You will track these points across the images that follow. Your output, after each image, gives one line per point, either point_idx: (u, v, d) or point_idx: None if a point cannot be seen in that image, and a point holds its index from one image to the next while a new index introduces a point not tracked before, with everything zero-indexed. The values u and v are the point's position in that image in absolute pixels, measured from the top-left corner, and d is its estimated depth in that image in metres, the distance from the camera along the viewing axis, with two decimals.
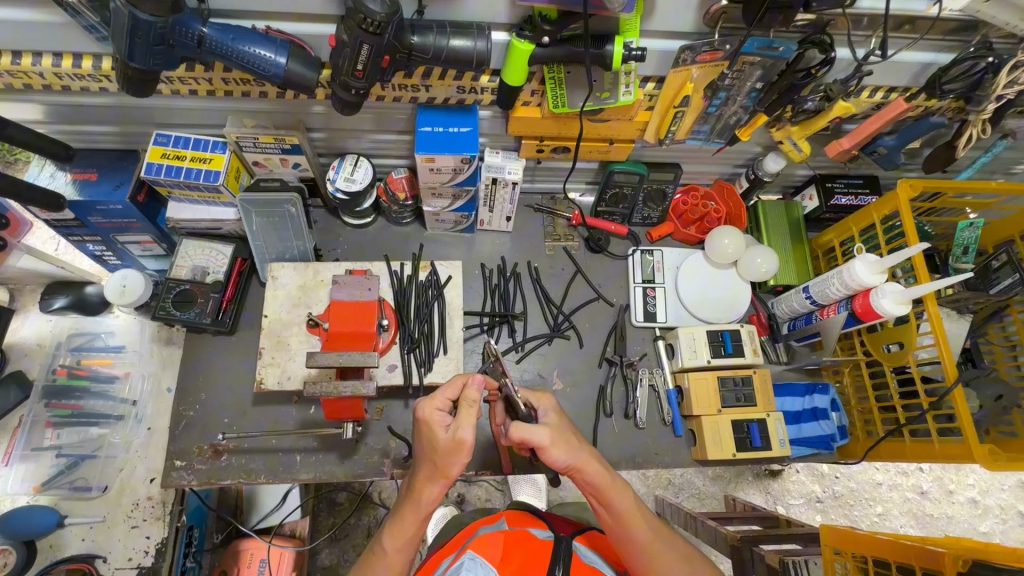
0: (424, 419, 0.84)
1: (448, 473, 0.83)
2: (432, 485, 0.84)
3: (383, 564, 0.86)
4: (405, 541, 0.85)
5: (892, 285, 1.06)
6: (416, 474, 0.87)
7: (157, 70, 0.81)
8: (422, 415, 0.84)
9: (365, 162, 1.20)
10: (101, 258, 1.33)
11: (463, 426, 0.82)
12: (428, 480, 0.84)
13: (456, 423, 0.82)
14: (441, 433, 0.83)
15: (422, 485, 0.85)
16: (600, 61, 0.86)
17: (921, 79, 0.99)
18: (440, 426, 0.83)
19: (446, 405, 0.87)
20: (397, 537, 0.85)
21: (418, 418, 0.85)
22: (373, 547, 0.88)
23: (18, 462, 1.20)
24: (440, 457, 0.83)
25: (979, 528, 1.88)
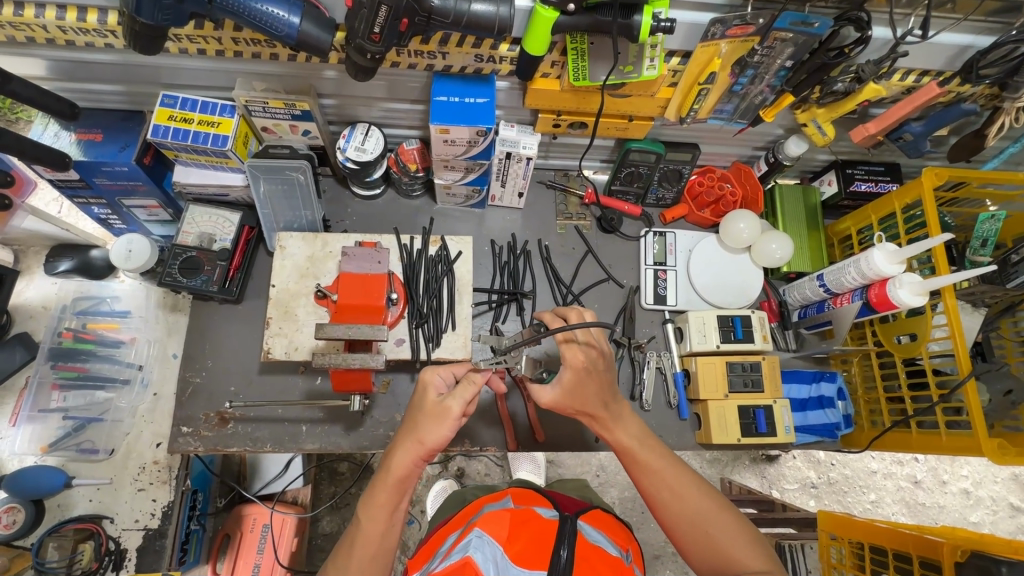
0: (423, 382, 0.88)
1: (426, 442, 0.85)
2: (406, 451, 0.85)
3: (364, 529, 0.85)
4: (380, 504, 0.85)
5: (910, 275, 1.04)
6: (397, 440, 0.88)
7: (166, 26, 0.78)
8: (422, 377, 0.89)
9: (376, 132, 1.17)
10: (106, 221, 1.31)
11: (455, 399, 0.85)
12: (400, 451, 0.86)
13: (450, 393, 0.86)
14: (433, 396, 0.87)
15: (397, 451, 0.86)
16: (627, 32, 0.82)
17: (957, 62, 0.95)
18: (434, 390, 0.88)
19: (449, 376, 0.91)
20: (370, 502, 0.85)
21: (419, 379, 0.89)
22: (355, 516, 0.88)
23: (25, 423, 1.20)
24: (429, 421, 0.85)
25: (969, 518, 1.91)
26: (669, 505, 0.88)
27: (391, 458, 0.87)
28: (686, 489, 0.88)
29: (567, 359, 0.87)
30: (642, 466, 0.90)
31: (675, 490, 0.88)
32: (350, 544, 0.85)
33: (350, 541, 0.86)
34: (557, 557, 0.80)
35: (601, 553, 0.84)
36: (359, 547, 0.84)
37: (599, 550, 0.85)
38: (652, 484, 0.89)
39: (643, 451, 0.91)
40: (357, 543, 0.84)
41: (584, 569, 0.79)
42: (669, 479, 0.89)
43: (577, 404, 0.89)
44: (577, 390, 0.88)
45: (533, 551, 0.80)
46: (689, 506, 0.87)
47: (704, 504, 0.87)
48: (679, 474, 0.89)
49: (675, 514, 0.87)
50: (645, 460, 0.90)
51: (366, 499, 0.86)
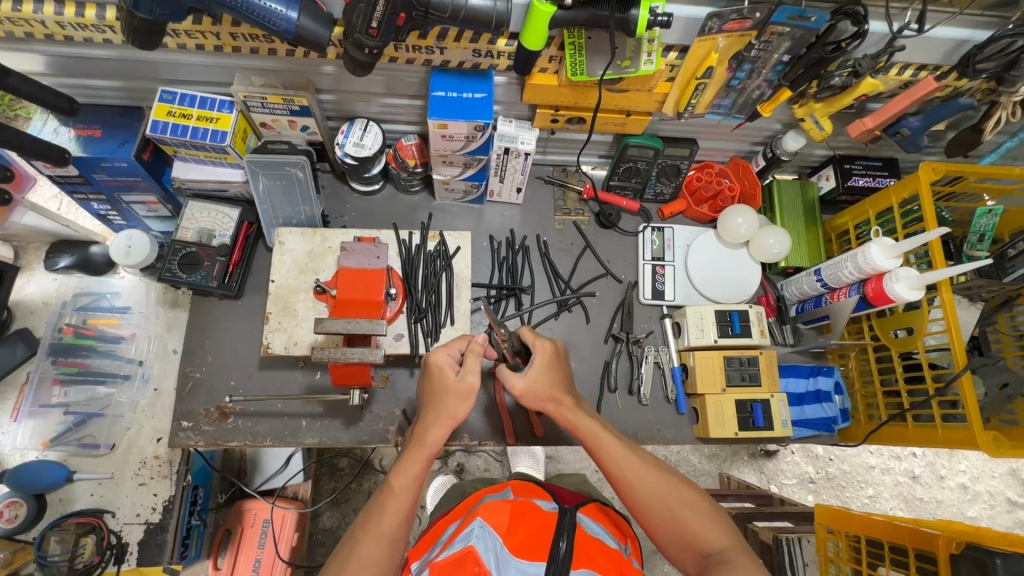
0: (436, 362, 0.92)
1: (455, 418, 0.89)
2: (438, 422, 0.89)
3: (395, 501, 0.83)
4: (413, 476, 0.85)
5: (906, 269, 1.04)
6: (423, 418, 0.91)
7: (164, 21, 0.78)
8: (435, 358, 0.93)
9: (374, 127, 1.17)
10: (105, 217, 1.31)
11: (468, 372, 0.91)
12: (432, 425, 0.89)
13: (465, 368, 0.91)
14: (452, 375, 0.91)
15: (429, 426, 0.89)
16: (624, 26, 0.82)
17: (954, 57, 0.95)
18: (451, 369, 0.92)
19: (455, 354, 0.96)
20: (404, 473, 0.85)
21: (430, 361, 0.93)
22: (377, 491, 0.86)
23: (26, 418, 1.21)
24: (453, 399, 0.89)
25: (966, 512, 1.91)
26: (632, 495, 0.87)
27: (421, 433, 0.89)
28: (646, 469, 0.88)
29: (537, 347, 0.97)
30: (602, 456, 0.90)
31: (637, 479, 0.87)
32: (378, 516, 0.82)
33: (378, 506, 0.83)
34: (556, 548, 0.81)
35: (599, 545, 0.85)
36: (393, 517, 0.82)
37: (598, 543, 0.86)
38: (614, 473, 0.89)
39: (599, 441, 0.91)
40: (388, 514, 0.82)
41: (582, 561, 0.80)
42: (628, 469, 0.88)
43: (546, 388, 0.95)
44: (546, 377, 0.95)
45: (532, 543, 0.81)
46: (652, 494, 0.86)
47: (666, 488, 0.87)
48: (638, 462, 0.89)
49: (638, 502, 0.87)
50: (603, 449, 0.90)
51: (395, 472, 0.86)
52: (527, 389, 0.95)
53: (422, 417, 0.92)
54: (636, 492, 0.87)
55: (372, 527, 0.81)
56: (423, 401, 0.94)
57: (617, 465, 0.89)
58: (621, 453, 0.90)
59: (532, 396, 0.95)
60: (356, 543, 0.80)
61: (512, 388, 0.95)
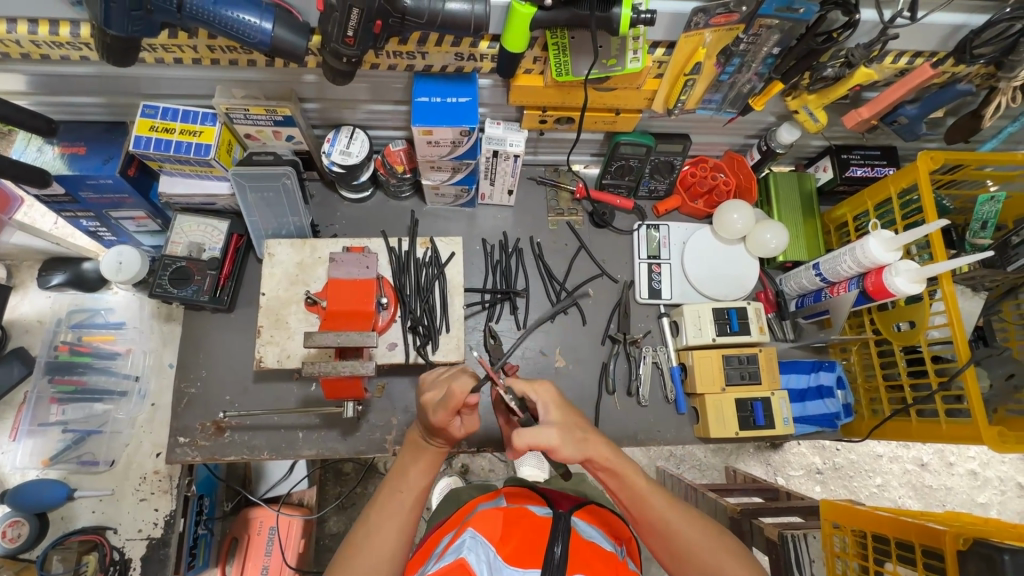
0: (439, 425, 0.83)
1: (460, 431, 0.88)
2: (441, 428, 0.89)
3: (411, 497, 0.86)
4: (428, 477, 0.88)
5: (906, 262, 1.02)
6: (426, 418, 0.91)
7: (138, 38, 0.77)
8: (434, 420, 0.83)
9: (361, 134, 1.16)
10: (96, 233, 1.30)
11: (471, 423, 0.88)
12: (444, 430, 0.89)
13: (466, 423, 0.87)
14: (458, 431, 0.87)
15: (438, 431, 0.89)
16: (606, 25, 0.80)
17: (950, 43, 0.93)
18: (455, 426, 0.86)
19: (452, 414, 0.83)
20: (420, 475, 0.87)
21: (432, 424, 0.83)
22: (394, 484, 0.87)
23: (26, 437, 1.21)
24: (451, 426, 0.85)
25: (977, 499, 1.89)
26: (671, 549, 0.85)
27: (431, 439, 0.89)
28: (680, 522, 0.86)
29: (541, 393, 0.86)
30: (640, 511, 0.87)
31: (682, 537, 0.85)
32: (392, 513, 0.84)
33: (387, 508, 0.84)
34: (550, 553, 0.80)
35: (594, 548, 0.84)
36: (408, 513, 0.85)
37: (593, 546, 0.85)
38: (655, 530, 0.86)
39: (640, 501, 0.87)
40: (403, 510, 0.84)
41: (577, 565, 0.79)
42: (670, 525, 0.85)
43: (577, 432, 0.84)
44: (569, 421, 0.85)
45: (525, 550, 0.80)
46: (693, 548, 0.84)
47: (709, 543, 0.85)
48: (679, 514, 0.86)
49: (676, 556, 0.85)
50: (645, 507, 0.86)
51: (411, 469, 0.88)
52: (562, 445, 0.82)
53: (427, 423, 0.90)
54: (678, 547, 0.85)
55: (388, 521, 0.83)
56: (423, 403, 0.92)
57: (657, 520, 0.86)
58: (664, 508, 0.87)
59: (570, 449, 0.83)
60: (372, 537, 0.81)
61: (547, 448, 0.80)
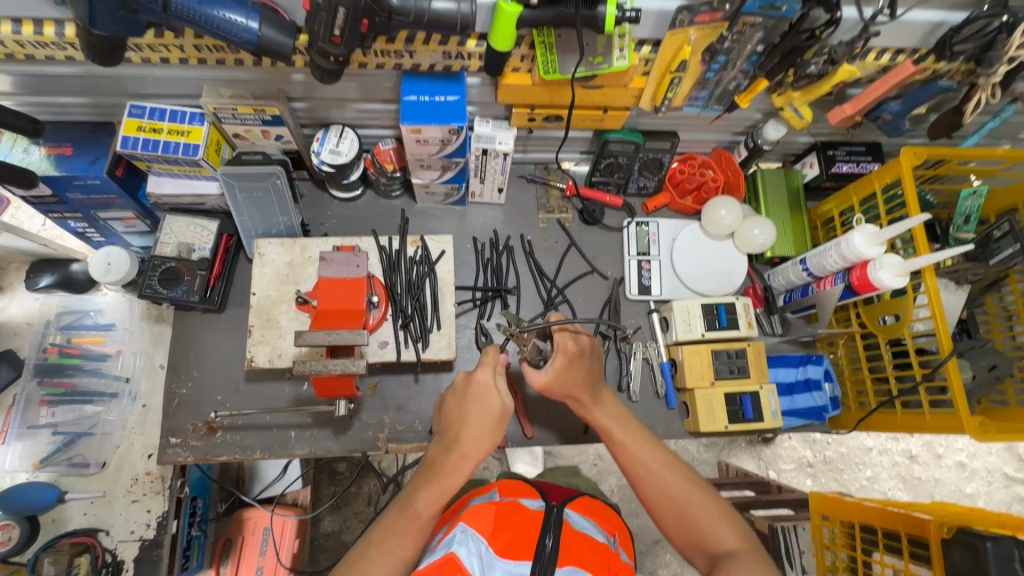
0: (481, 381, 0.91)
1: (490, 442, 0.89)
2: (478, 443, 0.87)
3: (418, 524, 0.82)
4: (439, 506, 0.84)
5: (890, 257, 1.04)
6: (460, 440, 0.88)
7: (123, 37, 0.76)
8: (479, 377, 0.92)
9: (349, 134, 1.15)
10: (84, 235, 1.30)
11: (502, 389, 0.92)
12: (473, 451, 0.87)
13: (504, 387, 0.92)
14: (494, 396, 0.90)
15: (471, 456, 0.86)
16: (592, 24, 0.81)
17: (930, 40, 0.94)
18: (492, 389, 0.91)
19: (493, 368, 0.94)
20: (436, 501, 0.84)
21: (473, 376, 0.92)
22: (403, 505, 0.84)
23: (15, 440, 1.20)
24: (484, 422, 0.89)
25: (964, 490, 1.92)
26: (656, 502, 0.88)
27: (459, 460, 0.86)
28: (659, 467, 0.90)
29: (559, 345, 0.96)
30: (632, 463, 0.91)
31: (660, 480, 0.89)
32: (400, 535, 0.81)
33: (391, 530, 0.82)
34: (542, 546, 0.81)
35: (586, 541, 0.85)
36: (410, 541, 0.81)
37: (585, 538, 0.86)
38: (637, 474, 0.90)
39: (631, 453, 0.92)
40: (407, 538, 0.81)
41: (569, 558, 0.80)
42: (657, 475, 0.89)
43: (574, 381, 0.96)
44: (567, 371, 0.95)
45: (516, 542, 0.81)
46: (676, 500, 0.87)
47: (687, 492, 0.87)
48: (662, 464, 0.90)
49: (659, 508, 0.88)
50: (629, 452, 0.92)
51: (423, 494, 0.84)
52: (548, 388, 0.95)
53: (461, 441, 0.88)
54: (655, 490, 0.88)
55: (390, 548, 0.80)
56: (458, 421, 0.90)
57: (644, 470, 0.90)
58: (656, 462, 0.91)
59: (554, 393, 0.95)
60: (371, 560, 0.78)
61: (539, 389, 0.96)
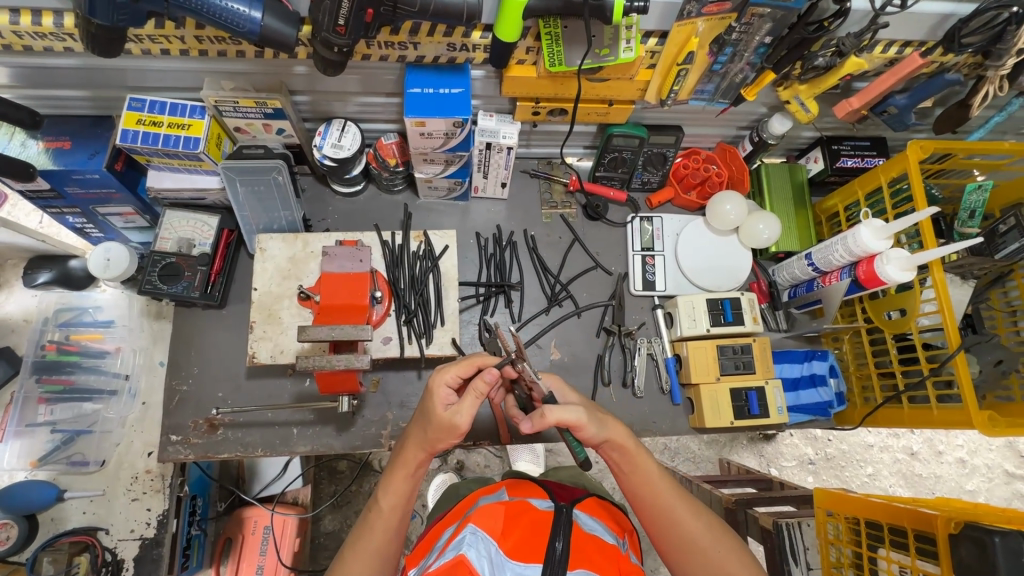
0: (431, 389, 0.85)
1: (432, 446, 0.86)
2: (415, 442, 0.87)
3: (382, 520, 0.86)
4: (399, 497, 0.87)
5: (897, 251, 1.03)
6: (406, 433, 0.90)
7: (124, 27, 0.75)
8: (430, 386, 0.86)
9: (352, 127, 1.14)
10: (83, 230, 1.28)
11: (464, 410, 0.82)
12: (413, 447, 0.87)
13: (456, 406, 0.83)
14: (441, 409, 0.84)
15: (409, 444, 0.88)
16: (600, 14, 0.80)
17: (939, 32, 0.93)
18: (442, 401, 0.84)
19: (455, 382, 0.87)
20: (391, 494, 0.86)
21: (427, 385, 0.86)
22: (368, 506, 0.88)
23: (12, 438, 1.19)
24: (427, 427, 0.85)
25: (965, 486, 1.92)
26: (673, 541, 0.87)
27: (404, 453, 0.88)
28: (684, 514, 0.88)
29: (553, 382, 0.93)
30: (651, 501, 0.89)
31: (684, 527, 0.87)
32: (367, 535, 0.85)
33: (361, 530, 0.87)
34: (552, 548, 0.80)
35: (596, 543, 0.85)
36: (381, 536, 0.85)
37: (595, 540, 0.85)
38: (659, 519, 0.88)
39: (650, 488, 0.88)
40: (374, 535, 0.85)
41: (579, 561, 0.80)
42: (678, 516, 0.87)
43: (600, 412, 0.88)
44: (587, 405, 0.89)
45: (526, 544, 0.80)
46: (698, 541, 0.86)
47: (711, 536, 0.87)
48: (685, 508, 0.88)
49: (676, 547, 0.87)
50: (653, 494, 0.88)
51: (381, 490, 0.87)
52: (588, 421, 0.84)
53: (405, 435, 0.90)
54: (681, 536, 0.86)
55: (361, 547, 0.84)
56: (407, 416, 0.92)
57: (665, 510, 0.88)
58: (680, 508, 0.88)
59: (595, 428, 0.85)
60: (344, 564, 0.83)
61: (576, 423, 0.82)
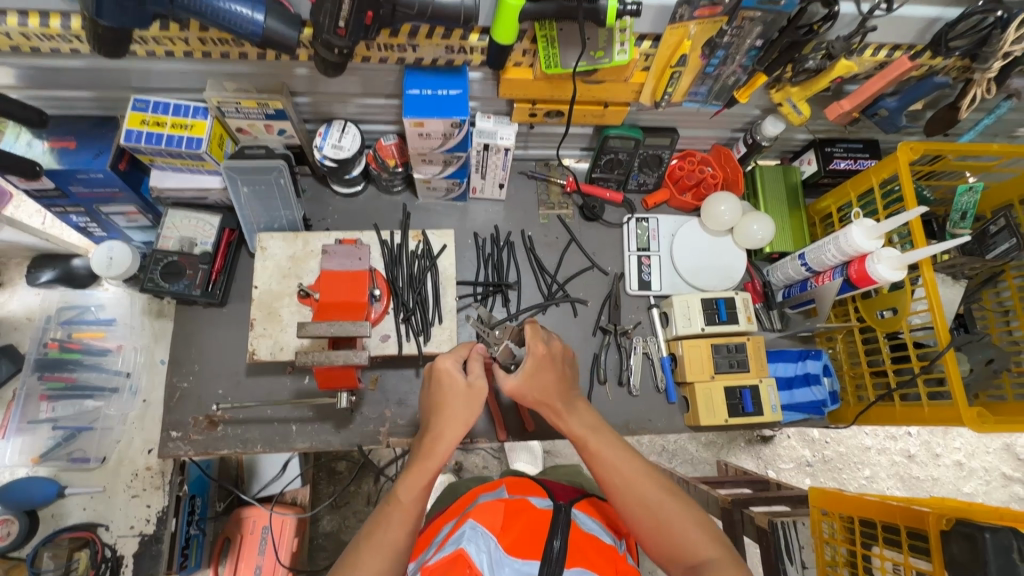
0: (441, 369, 0.91)
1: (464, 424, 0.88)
2: (449, 428, 0.88)
3: (403, 512, 0.82)
4: (420, 491, 0.83)
5: (888, 250, 1.05)
6: (432, 424, 0.90)
7: (130, 29, 0.77)
8: (437, 364, 0.92)
9: (353, 128, 1.16)
10: (86, 230, 1.30)
11: (476, 372, 0.92)
12: (446, 433, 0.87)
13: (470, 372, 0.91)
14: (459, 381, 0.90)
15: (438, 434, 0.87)
16: (595, 16, 0.83)
17: (927, 36, 0.95)
18: (453, 376, 0.91)
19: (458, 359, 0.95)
20: (414, 486, 0.83)
21: (433, 365, 0.93)
22: (386, 501, 0.84)
23: (14, 435, 1.20)
24: (459, 402, 0.90)
25: (962, 489, 1.93)
26: (629, 513, 0.82)
27: (432, 445, 0.87)
28: (636, 482, 0.83)
29: (532, 348, 0.92)
30: (600, 470, 0.85)
31: (637, 495, 0.82)
32: (384, 529, 0.80)
33: (375, 525, 0.81)
34: (550, 547, 0.81)
35: (593, 541, 0.86)
36: (402, 528, 0.80)
37: (592, 539, 0.86)
38: (612, 490, 0.84)
39: (599, 457, 0.86)
40: (393, 528, 0.80)
41: (576, 558, 0.81)
42: (628, 485, 0.83)
43: (547, 383, 0.92)
44: (536, 375, 0.91)
45: (525, 542, 0.81)
46: (651, 510, 0.81)
47: (665, 504, 0.82)
48: (639, 476, 0.84)
49: (633, 520, 0.82)
50: (602, 462, 0.85)
51: (404, 482, 0.84)
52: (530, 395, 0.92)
53: (431, 429, 0.89)
54: (633, 506, 0.82)
55: (376, 541, 0.79)
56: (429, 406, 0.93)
57: (615, 480, 0.84)
58: (633, 477, 0.83)
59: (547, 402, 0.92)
60: (360, 558, 0.78)
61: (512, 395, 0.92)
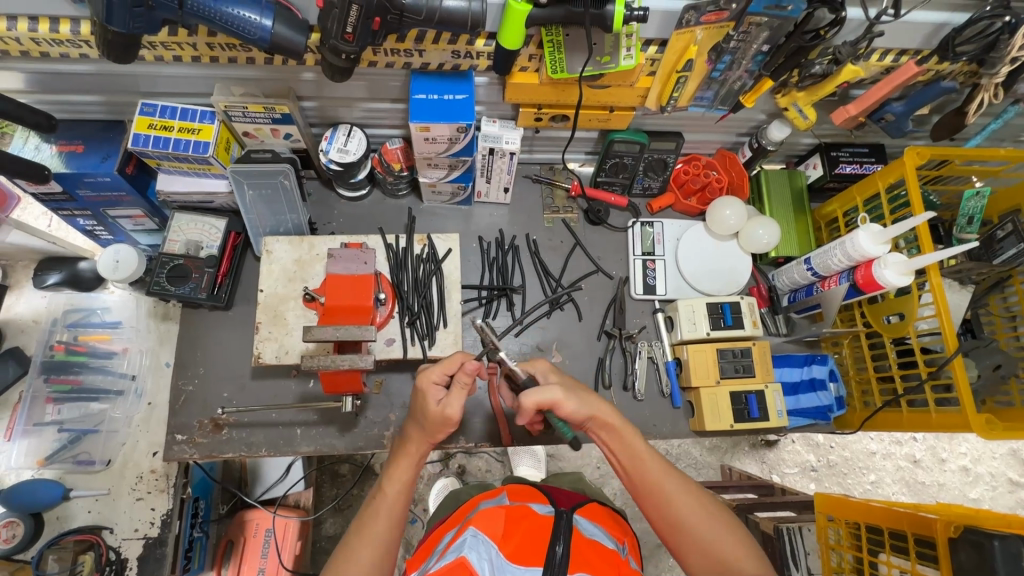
0: (422, 389, 0.88)
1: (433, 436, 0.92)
2: (419, 435, 0.92)
3: (387, 505, 0.87)
4: (404, 484, 0.89)
5: (895, 255, 1.04)
6: (406, 429, 0.95)
7: (140, 34, 0.78)
8: (419, 386, 0.88)
9: (358, 132, 1.16)
10: (93, 233, 1.31)
11: (453, 403, 0.87)
12: (416, 438, 0.92)
13: (447, 400, 0.87)
14: (433, 406, 0.87)
15: (411, 437, 0.93)
16: (601, 22, 0.82)
17: (934, 41, 0.95)
18: (434, 399, 0.88)
19: (442, 378, 0.89)
20: (396, 479, 0.89)
21: (416, 387, 0.89)
22: (370, 497, 0.90)
23: (21, 437, 1.21)
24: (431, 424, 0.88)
25: (968, 494, 1.91)
26: (667, 520, 0.87)
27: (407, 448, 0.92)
28: (674, 492, 0.88)
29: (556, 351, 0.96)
30: (640, 477, 0.90)
31: (675, 504, 0.87)
32: (372, 523, 0.85)
33: (362, 522, 0.86)
34: (552, 553, 0.80)
35: (596, 546, 0.85)
36: (386, 520, 0.86)
37: (595, 544, 0.86)
38: (650, 498, 0.88)
39: (639, 464, 0.90)
40: (380, 518, 0.86)
41: (579, 564, 0.80)
42: (666, 492, 0.88)
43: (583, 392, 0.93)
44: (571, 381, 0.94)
45: (527, 548, 0.80)
46: (688, 519, 0.86)
47: (703, 513, 0.86)
48: (678, 486, 0.88)
49: (670, 527, 0.87)
50: (641, 469, 0.90)
51: (386, 479, 0.90)
52: (566, 398, 0.90)
53: (407, 434, 0.94)
54: (672, 513, 0.86)
55: (364, 535, 0.84)
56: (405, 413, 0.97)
57: (653, 487, 0.88)
58: (672, 487, 0.88)
59: (575, 404, 0.90)
60: (349, 552, 0.82)
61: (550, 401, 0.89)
